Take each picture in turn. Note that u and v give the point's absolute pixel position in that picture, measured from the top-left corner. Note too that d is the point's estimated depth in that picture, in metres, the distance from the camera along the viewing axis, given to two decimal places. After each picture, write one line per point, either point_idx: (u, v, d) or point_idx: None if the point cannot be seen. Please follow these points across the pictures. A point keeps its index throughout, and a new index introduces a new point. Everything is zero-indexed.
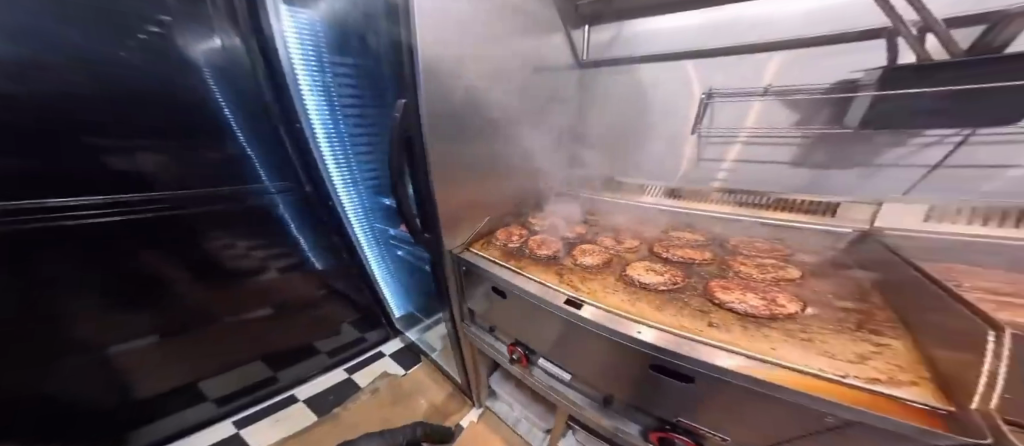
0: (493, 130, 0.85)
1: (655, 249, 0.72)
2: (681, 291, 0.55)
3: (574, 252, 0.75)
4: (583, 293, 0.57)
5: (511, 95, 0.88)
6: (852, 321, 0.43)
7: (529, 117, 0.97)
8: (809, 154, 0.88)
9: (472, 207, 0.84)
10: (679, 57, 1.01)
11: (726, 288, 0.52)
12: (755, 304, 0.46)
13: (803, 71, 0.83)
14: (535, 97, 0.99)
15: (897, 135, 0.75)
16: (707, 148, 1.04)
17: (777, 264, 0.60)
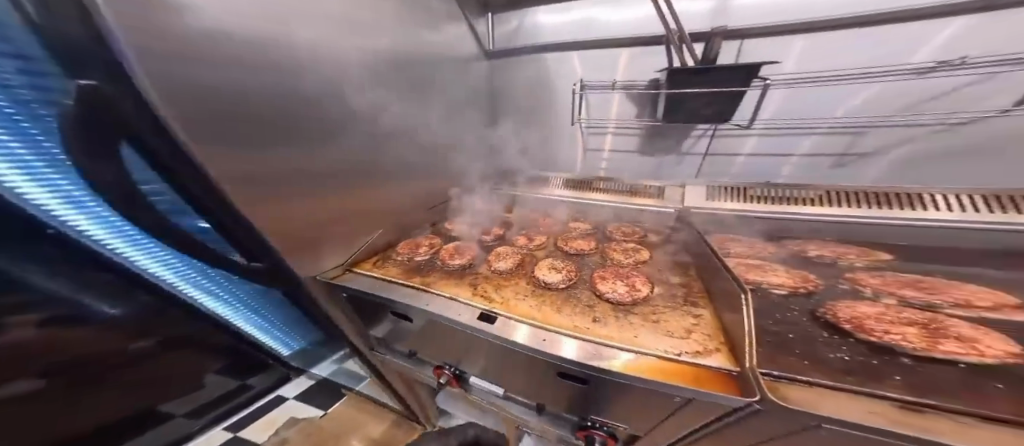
0: (369, 134, 0.83)
1: (559, 244, 0.83)
2: (575, 287, 0.65)
3: (493, 256, 0.80)
4: (497, 306, 0.61)
5: (388, 95, 0.89)
6: (682, 294, 0.60)
7: (410, 109, 0.99)
8: (649, 144, 1.18)
9: (332, 226, 0.75)
10: (564, 48, 1.18)
11: (604, 277, 0.65)
12: (623, 290, 0.59)
13: (635, 68, 1.09)
14: (410, 90, 0.99)
15: (681, 130, 1.10)
16: (590, 138, 1.27)
17: (635, 247, 0.78)
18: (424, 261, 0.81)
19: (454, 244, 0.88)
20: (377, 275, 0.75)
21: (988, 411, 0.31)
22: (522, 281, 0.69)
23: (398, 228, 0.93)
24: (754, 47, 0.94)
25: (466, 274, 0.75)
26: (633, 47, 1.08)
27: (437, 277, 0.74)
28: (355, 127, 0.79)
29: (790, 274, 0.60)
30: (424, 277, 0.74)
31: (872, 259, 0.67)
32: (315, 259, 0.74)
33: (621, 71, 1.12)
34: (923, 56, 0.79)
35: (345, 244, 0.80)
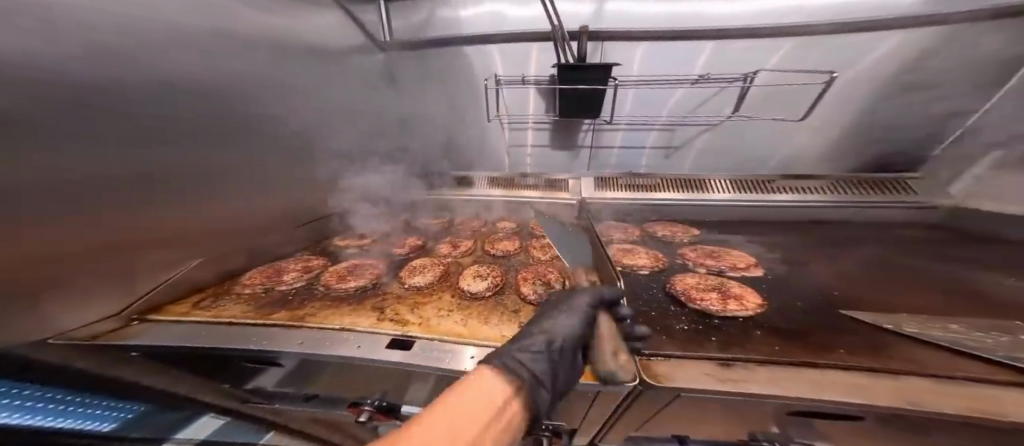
0: (203, 128, 0.69)
1: (487, 249, 1.01)
2: (501, 291, 0.80)
3: (401, 276, 0.86)
4: (415, 327, 0.65)
5: (231, 78, 0.77)
6: (586, 284, 0.77)
7: (268, 100, 0.87)
8: (560, 138, 1.30)
9: (65, 263, 0.50)
10: (482, 39, 1.20)
11: (524, 281, 0.80)
12: (544, 291, 0.74)
13: (542, 62, 1.19)
14: (265, 78, 0.87)
15: (575, 127, 1.25)
16: (512, 135, 1.33)
17: (550, 242, 0.99)
18: (290, 290, 0.77)
19: (344, 264, 0.90)
20: (195, 319, 0.62)
21: (755, 355, 0.47)
22: (437, 298, 0.77)
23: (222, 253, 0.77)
24: (616, 50, 1.10)
25: (366, 301, 0.74)
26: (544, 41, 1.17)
27: (316, 308, 0.71)
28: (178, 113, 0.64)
29: (648, 256, 0.81)
30: (302, 310, 0.69)
31: (689, 236, 0.93)
32: (41, 319, 0.49)
33: (533, 66, 1.20)
34: (697, 70, 1.08)
35: (115, 286, 0.58)
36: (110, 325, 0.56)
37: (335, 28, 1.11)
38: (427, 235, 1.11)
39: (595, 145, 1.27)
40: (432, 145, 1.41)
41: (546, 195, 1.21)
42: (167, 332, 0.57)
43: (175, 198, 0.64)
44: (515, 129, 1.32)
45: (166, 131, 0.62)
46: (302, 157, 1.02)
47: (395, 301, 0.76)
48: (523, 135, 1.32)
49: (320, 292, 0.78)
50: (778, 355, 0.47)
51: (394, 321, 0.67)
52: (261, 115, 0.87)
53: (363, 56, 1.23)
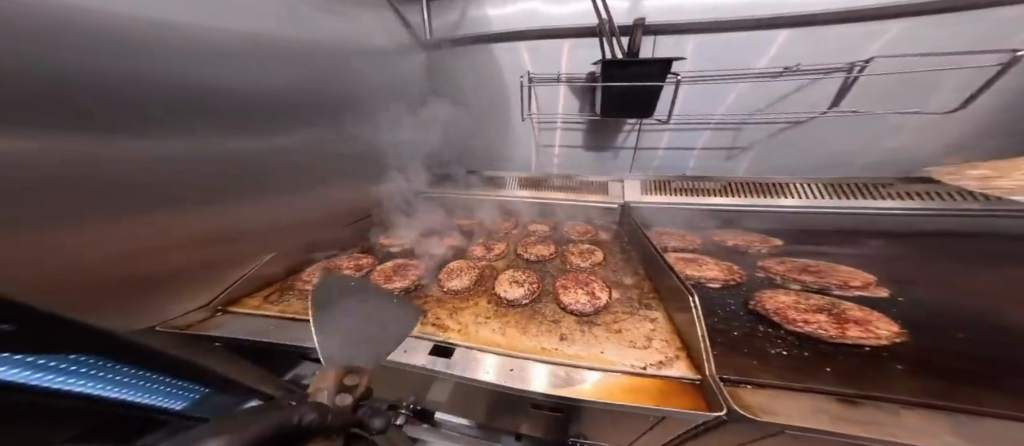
0: (256, 125, 0.74)
1: (519, 252, 0.99)
2: (538, 300, 0.78)
3: (439, 279, 0.87)
4: (456, 335, 0.66)
5: (279, 78, 0.81)
6: (635, 295, 0.72)
7: (311, 101, 0.92)
8: (593, 139, 1.26)
9: (167, 257, 0.54)
10: (511, 38, 1.19)
11: (563, 288, 0.76)
12: (582, 300, 0.70)
13: (580, 58, 1.14)
14: (309, 77, 0.91)
15: (615, 125, 1.19)
16: (541, 134, 1.31)
17: (590, 248, 0.95)
18: None
19: (390, 264, 0.92)
20: (266, 314, 0.67)
21: (901, 396, 0.40)
22: (475, 305, 0.77)
23: (286, 250, 0.83)
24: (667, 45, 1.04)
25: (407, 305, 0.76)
26: (575, 38, 1.12)
27: None
28: (239, 108, 0.69)
29: (720, 266, 0.74)
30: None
31: (771, 246, 0.84)
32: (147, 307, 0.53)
33: (565, 63, 1.17)
34: (767, 61, 0.98)
35: (202, 280, 0.62)
36: (199, 316, 0.61)
37: (374, 32, 1.15)
38: (462, 235, 1.11)
39: (632, 146, 1.21)
40: (464, 147, 1.44)
41: (583, 199, 1.16)
42: (241, 325, 0.61)
43: (242, 197, 0.70)
44: (544, 129, 1.29)
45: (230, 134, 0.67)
46: (342, 158, 1.07)
47: (435, 305, 0.78)
48: (550, 134, 1.30)
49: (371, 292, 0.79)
50: (937, 397, 0.40)
51: (434, 327, 0.69)
52: (304, 113, 0.90)
53: (401, 55, 1.28)
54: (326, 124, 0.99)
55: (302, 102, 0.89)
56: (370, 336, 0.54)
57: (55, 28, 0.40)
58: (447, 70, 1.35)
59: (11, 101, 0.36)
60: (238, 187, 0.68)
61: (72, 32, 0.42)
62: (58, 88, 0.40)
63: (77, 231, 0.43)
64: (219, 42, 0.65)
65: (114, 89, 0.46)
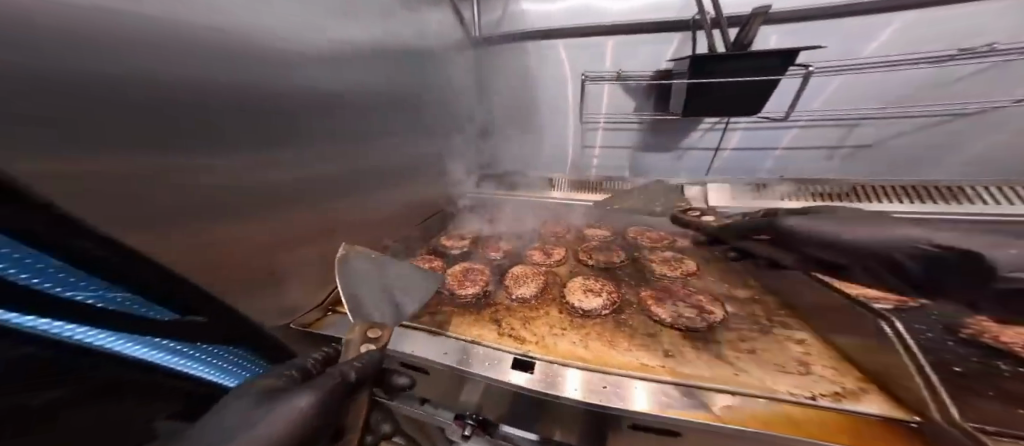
0: (359, 127, 0.90)
1: (583, 259, 0.95)
2: (619, 310, 0.74)
3: (506, 285, 0.87)
4: (533, 349, 0.64)
5: (374, 81, 0.96)
6: (754, 312, 0.66)
7: (396, 103, 1.07)
8: (651, 133, 1.49)
9: (282, 258, 0.67)
10: (549, 35, 1.44)
11: (660, 297, 0.73)
12: (682, 312, 0.67)
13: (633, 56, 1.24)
14: (395, 84, 1.07)
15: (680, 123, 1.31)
16: (586, 135, 1.57)
17: (676, 256, 0.89)
18: (472, 297, 0.82)
19: (459, 267, 0.94)
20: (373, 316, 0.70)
21: None
22: (547, 314, 0.75)
23: (363, 236, 0.96)
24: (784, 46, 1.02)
25: (480, 314, 0.77)
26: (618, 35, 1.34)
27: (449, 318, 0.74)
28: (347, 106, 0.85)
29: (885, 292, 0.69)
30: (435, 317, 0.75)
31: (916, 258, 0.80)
32: (275, 299, 0.67)
33: (609, 59, 1.40)
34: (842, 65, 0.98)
35: (301, 283, 0.73)
36: (315, 316, 0.72)
37: (436, 31, 1.29)
38: (521, 243, 1.10)
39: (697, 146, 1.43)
40: (511, 142, 1.72)
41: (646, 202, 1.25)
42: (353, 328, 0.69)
43: (334, 192, 0.82)
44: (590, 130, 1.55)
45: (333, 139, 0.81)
46: (408, 157, 1.18)
47: (507, 314, 0.77)
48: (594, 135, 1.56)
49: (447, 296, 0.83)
50: None
51: (511, 338, 0.68)
52: (388, 114, 1.04)
53: (456, 51, 1.46)
54: (400, 126, 1.11)
55: (380, 102, 0.99)
56: (385, 283, 0.71)
57: (222, 57, 0.50)
58: (495, 80, 1.60)
59: (220, 134, 0.52)
60: (326, 189, 0.78)
61: (231, 58, 0.52)
62: (212, 100, 0.49)
63: (239, 239, 0.57)
64: (323, 53, 0.74)
65: (251, 103, 0.56)
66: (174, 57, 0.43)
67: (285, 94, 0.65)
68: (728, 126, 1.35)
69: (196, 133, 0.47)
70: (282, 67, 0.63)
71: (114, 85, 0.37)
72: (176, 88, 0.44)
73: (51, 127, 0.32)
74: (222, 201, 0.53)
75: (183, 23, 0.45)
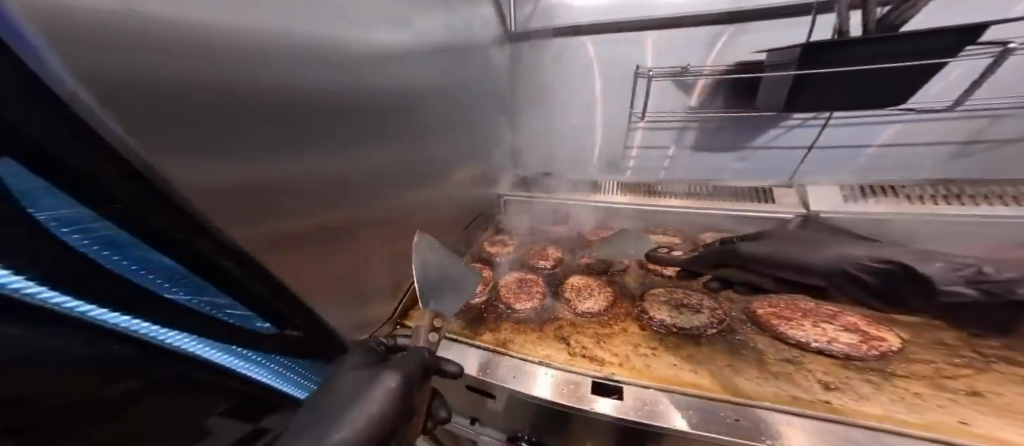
0: (424, 118, 0.94)
1: (649, 267, 1.02)
2: (732, 330, 0.78)
3: (565, 299, 0.92)
4: (625, 374, 0.68)
5: (437, 74, 0.99)
6: (934, 337, 0.74)
7: (457, 100, 1.14)
8: (714, 134, 1.54)
9: (348, 253, 0.68)
10: (579, 32, 1.49)
11: (805, 320, 0.78)
12: (829, 340, 0.72)
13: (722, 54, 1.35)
14: (455, 79, 1.11)
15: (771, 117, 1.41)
16: (628, 135, 1.67)
17: None
18: (557, 309, 0.89)
19: (507, 278, 1.02)
20: (495, 346, 0.78)
21: None
22: (624, 332, 0.79)
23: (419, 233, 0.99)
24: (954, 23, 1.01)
25: (541, 331, 0.83)
26: (657, 31, 1.40)
27: (519, 338, 0.81)
28: (412, 102, 0.88)
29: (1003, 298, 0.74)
30: (500, 334, 0.82)
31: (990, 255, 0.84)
32: (337, 307, 0.67)
33: (648, 57, 1.46)
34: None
35: (362, 290, 0.75)
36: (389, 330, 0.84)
37: (482, 24, 1.26)
38: (565, 247, 1.24)
39: (768, 145, 1.47)
40: (550, 143, 1.81)
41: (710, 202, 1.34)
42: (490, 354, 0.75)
43: (399, 182, 0.86)
44: (630, 130, 1.65)
45: (393, 130, 0.81)
46: (462, 156, 1.23)
47: (572, 330, 0.82)
48: (634, 135, 1.65)
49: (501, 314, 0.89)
50: None
51: (584, 358, 0.73)
52: (447, 105, 1.07)
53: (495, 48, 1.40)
54: (455, 125, 1.15)
55: (441, 98, 1.03)
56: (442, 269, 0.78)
57: (309, 52, 0.53)
58: (528, 77, 1.64)
59: (321, 119, 0.57)
60: (391, 181, 0.82)
61: (277, 56, 0.47)
62: (260, 97, 0.45)
63: (317, 228, 0.58)
64: (397, 54, 0.79)
65: (307, 97, 0.53)
66: (191, 51, 0.36)
67: (370, 85, 0.70)
68: (822, 122, 1.35)
69: (248, 132, 0.44)
70: (370, 66, 0.69)
71: (155, 83, 0.33)
72: (209, 79, 0.38)
73: (114, 107, 0.30)
74: (310, 187, 0.55)
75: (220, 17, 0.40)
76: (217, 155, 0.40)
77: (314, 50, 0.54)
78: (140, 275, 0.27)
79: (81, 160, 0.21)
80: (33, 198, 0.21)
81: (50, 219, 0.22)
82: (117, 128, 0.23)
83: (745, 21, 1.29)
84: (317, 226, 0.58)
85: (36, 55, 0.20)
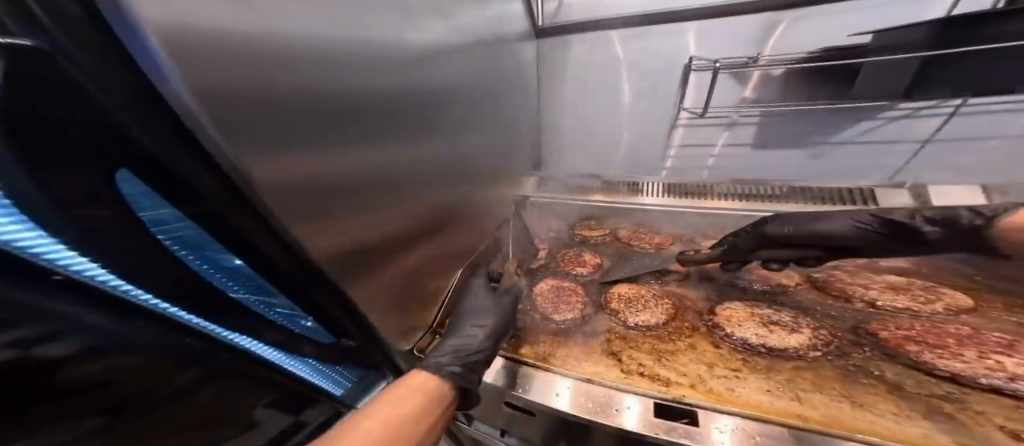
0: (461, 114, 0.93)
1: (719, 278, 0.90)
2: (845, 354, 0.64)
3: (611, 311, 0.82)
4: (712, 399, 0.57)
5: (472, 69, 0.97)
6: None
7: (490, 98, 1.12)
8: (783, 130, 1.37)
9: (403, 251, 0.68)
10: (612, 26, 1.41)
11: (964, 348, 0.61)
12: (1010, 377, 0.54)
13: (795, 41, 1.21)
14: (489, 76, 1.09)
15: (868, 109, 1.22)
16: (672, 132, 1.53)
17: (920, 287, 0.78)
18: (621, 323, 0.78)
19: (546, 285, 0.96)
20: (544, 364, 0.70)
21: None
22: (692, 348, 0.69)
23: (460, 235, 0.97)
24: None
25: (593, 344, 0.74)
26: (704, 21, 1.29)
27: (575, 354, 0.73)
28: (452, 97, 0.86)
29: None
30: (539, 348, 0.76)
31: None
32: (389, 311, 0.66)
33: (694, 47, 1.34)
34: None
35: (414, 293, 0.75)
36: (427, 340, 0.81)
37: (513, 21, 1.23)
38: (608, 252, 1.16)
39: (853, 141, 1.30)
40: (586, 144, 1.73)
41: (781, 206, 1.20)
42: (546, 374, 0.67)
43: (443, 181, 0.85)
44: (676, 126, 1.51)
45: (435, 123, 0.78)
46: (495, 156, 1.21)
47: (627, 345, 0.72)
48: (675, 133, 1.53)
49: (539, 324, 0.83)
50: None
51: (648, 377, 0.63)
52: (481, 103, 1.05)
53: (523, 44, 1.37)
54: (487, 124, 1.11)
55: (474, 94, 1.00)
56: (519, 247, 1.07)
57: (357, 46, 0.51)
58: (564, 76, 1.59)
59: (380, 113, 0.58)
60: (435, 179, 0.80)
61: (341, 63, 0.47)
62: (328, 104, 0.45)
63: (376, 219, 0.57)
64: (437, 51, 0.77)
65: (363, 102, 0.52)
66: (275, 66, 0.36)
67: (417, 81, 0.69)
68: (949, 111, 1.14)
69: (320, 139, 0.43)
70: (415, 61, 0.68)
71: (258, 85, 0.33)
72: (289, 89, 0.38)
73: (234, 137, 0.31)
74: (372, 186, 0.55)
75: (292, 26, 0.39)
76: (302, 167, 0.40)
77: (365, 41, 0.53)
78: (198, 259, 0.37)
79: (184, 167, 0.29)
80: (146, 198, 0.31)
81: (145, 213, 0.32)
82: (215, 133, 0.29)
83: (820, 4, 1.14)
84: (376, 223, 0.57)
85: (171, 82, 0.24)
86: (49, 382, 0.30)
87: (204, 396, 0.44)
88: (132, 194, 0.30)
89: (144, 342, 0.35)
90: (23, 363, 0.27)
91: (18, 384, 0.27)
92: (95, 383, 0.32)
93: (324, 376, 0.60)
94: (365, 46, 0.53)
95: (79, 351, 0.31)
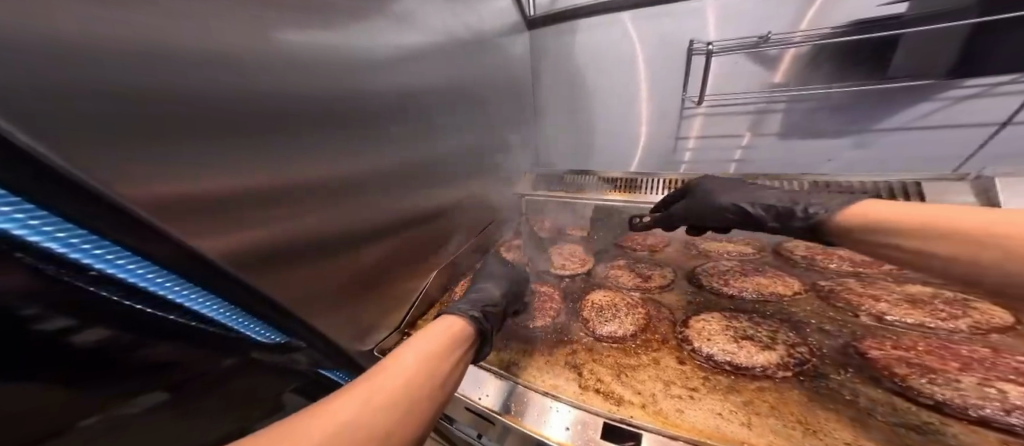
0: (433, 116, 0.94)
1: (713, 285, 0.85)
2: (825, 375, 0.59)
3: (582, 319, 0.80)
4: (654, 420, 0.53)
5: (444, 72, 0.97)
6: None
7: (472, 97, 1.12)
8: (804, 118, 1.22)
9: (359, 249, 0.73)
10: (610, 13, 1.36)
11: (965, 374, 0.54)
12: (1008, 408, 0.48)
13: (827, 15, 1.07)
14: (470, 77, 1.10)
15: (929, 87, 1.03)
16: (682, 124, 1.41)
17: (956, 304, 0.70)
18: (604, 335, 0.73)
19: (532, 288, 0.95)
20: (506, 370, 0.69)
21: None
22: (655, 364, 0.65)
23: (433, 235, 1.00)
24: None
25: (557, 355, 0.71)
26: None
27: (547, 365, 0.69)
28: (419, 98, 0.88)
29: None
30: (504, 354, 0.73)
31: None
32: (338, 312, 0.70)
33: (711, 31, 1.23)
34: None
35: (371, 291, 0.78)
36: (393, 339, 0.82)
37: (498, 18, 1.23)
38: (600, 251, 1.11)
39: (901, 127, 1.12)
40: (585, 142, 1.65)
41: None
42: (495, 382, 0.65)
43: (412, 183, 0.88)
44: (685, 117, 1.39)
45: (397, 123, 0.81)
46: (480, 157, 1.21)
47: (589, 356, 0.69)
48: (690, 123, 1.40)
49: (514, 330, 0.80)
50: None
51: (597, 392, 0.60)
52: (461, 103, 1.06)
53: (512, 39, 1.36)
54: (466, 125, 1.10)
55: (448, 97, 1.00)
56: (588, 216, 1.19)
57: (300, 63, 0.56)
58: (560, 70, 1.56)
59: (322, 121, 0.61)
60: (399, 181, 0.83)
61: (238, 64, 0.46)
62: (220, 106, 0.44)
63: (317, 214, 0.61)
64: (398, 57, 0.80)
65: (272, 105, 0.51)
66: (136, 70, 0.35)
67: (371, 87, 0.72)
68: None
69: (212, 147, 0.43)
70: (370, 62, 0.72)
71: (112, 85, 0.33)
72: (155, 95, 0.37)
73: (46, 135, 0.28)
74: (312, 193, 0.60)
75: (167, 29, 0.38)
76: (176, 174, 0.40)
77: (304, 55, 0.57)
78: (153, 283, 0.36)
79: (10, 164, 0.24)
80: (66, 222, 0.28)
81: (68, 235, 0.29)
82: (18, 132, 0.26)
83: None
84: (309, 226, 0.60)
85: None
86: (130, 361, 0.36)
87: (233, 388, 0.49)
88: (46, 217, 0.27)
89: (166, 328, 0.39)
90: (107, 343, 0.34)
91: (106, 361, 0.34)
92: (159, 365, 0.39)
93: (324, 372, 0.66)
94: (303, 60, 0.56)
95: (140, 339, 0.36)
